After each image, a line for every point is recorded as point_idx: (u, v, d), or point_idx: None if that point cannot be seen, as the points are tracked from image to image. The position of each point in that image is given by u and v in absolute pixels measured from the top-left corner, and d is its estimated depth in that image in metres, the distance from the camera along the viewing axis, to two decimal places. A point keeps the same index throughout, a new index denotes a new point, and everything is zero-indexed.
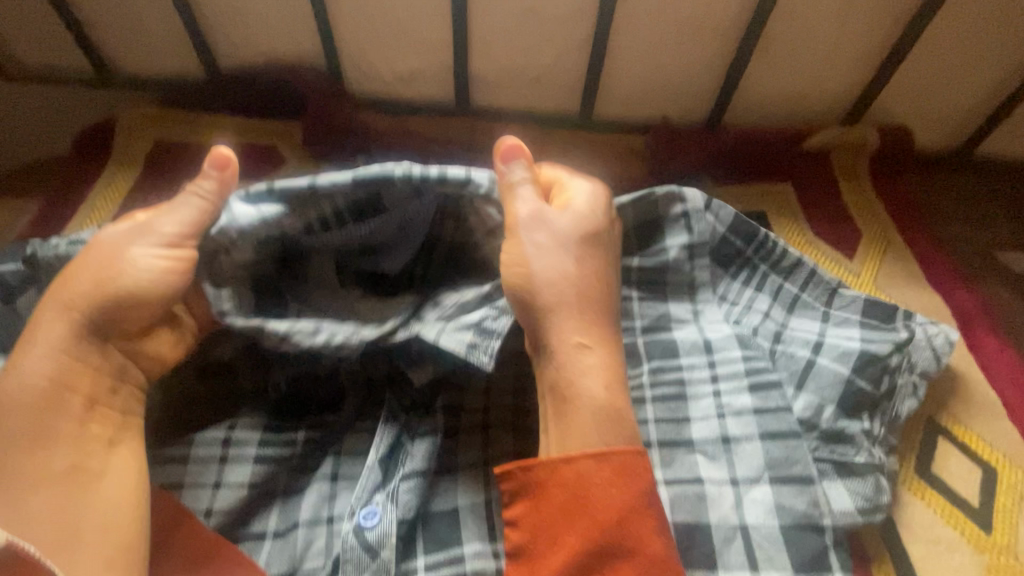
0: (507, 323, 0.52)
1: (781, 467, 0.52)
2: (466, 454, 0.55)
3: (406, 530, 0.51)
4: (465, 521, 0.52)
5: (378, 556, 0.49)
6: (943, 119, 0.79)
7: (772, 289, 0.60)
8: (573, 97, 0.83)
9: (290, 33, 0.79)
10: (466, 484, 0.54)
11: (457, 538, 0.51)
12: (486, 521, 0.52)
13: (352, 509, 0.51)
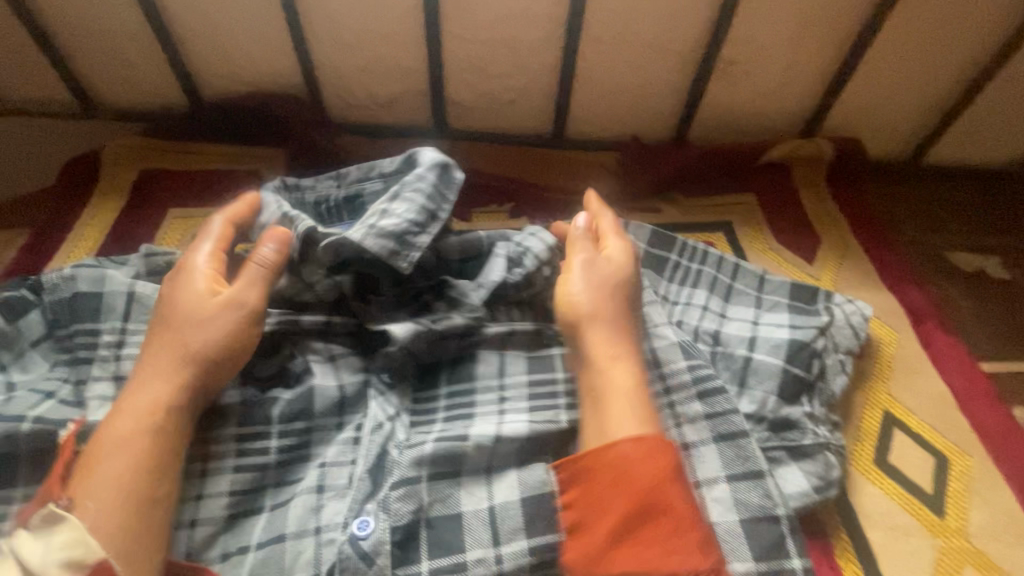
0: (393, 223, 0.58)
1: (736, 465, 0.55)
2: (462, 457, 0.56)
3: (401, 536, 0.52)
4: (469, 526, 0.53)
5: (373, 563, 0.51)
6: (892, 131, 0.84)
7: (708, 283, 0.68)
8: (545, 119, 0.87)
9: (271, 65, 0.82)
10: (467, 489, 0.54)
11: (460, 542, 0.52)
12: (490, 524, 0.53)
13: (344, 520, 0.53)
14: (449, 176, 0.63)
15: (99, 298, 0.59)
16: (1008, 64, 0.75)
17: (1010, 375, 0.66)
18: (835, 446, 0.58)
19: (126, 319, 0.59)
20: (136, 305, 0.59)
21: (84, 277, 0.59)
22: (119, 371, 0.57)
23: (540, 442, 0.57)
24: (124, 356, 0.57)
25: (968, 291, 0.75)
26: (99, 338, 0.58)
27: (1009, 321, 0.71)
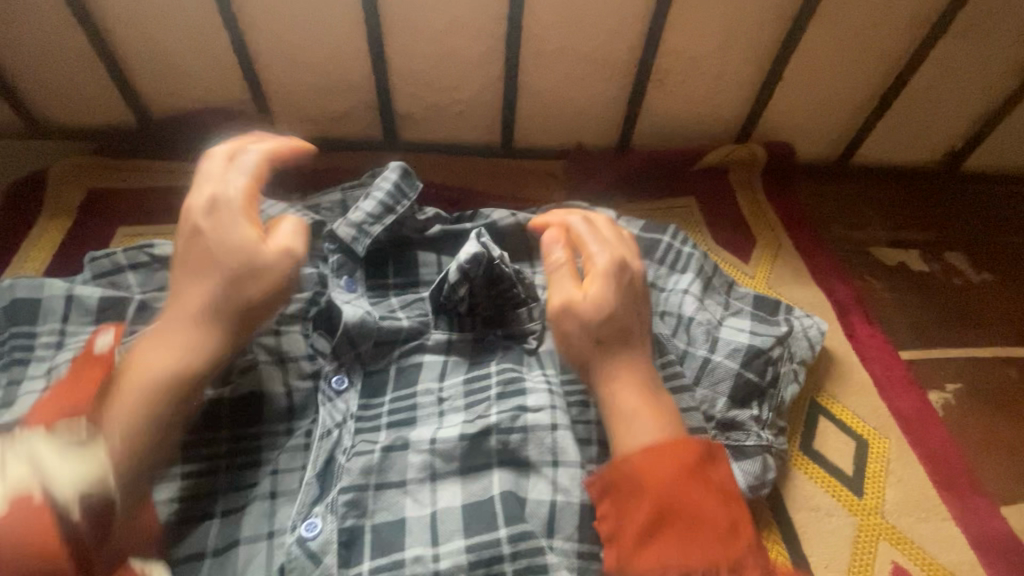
0: (355, 215, 0.69)
1: None
2: (409, 463, 0.57)
3: (346, 537, 0.54)
4: (410, 529, 0.54)
5: (320, 562, 0.52)
6: (820, 134, 0.89)
7: (693, 271, 0.69)
8: (493, 129, 0.89)
9: (218, 82, 0.83)
10: (414, 495, 0.56)
11: (401, 543, 0.54)
12: (430, 528, 0.54)
13: (293, 523, 0.54)
14: (409, 180, 0.73)
15: (38, 301, 0.61)
16: (920, 71, 0.80)
17: (926, 361, 0.71)
18: (776, 449, 0.60)
19: (65, 320, 0.61)
20: (75, 306, 0.62)
21: (23, 285, 0.61)
22: (51, 367, 0.58)
23: (474, 454, 0.57)
24: (59, 354, 0.60)
25: (892, 285, 0.79)
26: (37, 340, 0.60)
27: (927, 311, 0.77)
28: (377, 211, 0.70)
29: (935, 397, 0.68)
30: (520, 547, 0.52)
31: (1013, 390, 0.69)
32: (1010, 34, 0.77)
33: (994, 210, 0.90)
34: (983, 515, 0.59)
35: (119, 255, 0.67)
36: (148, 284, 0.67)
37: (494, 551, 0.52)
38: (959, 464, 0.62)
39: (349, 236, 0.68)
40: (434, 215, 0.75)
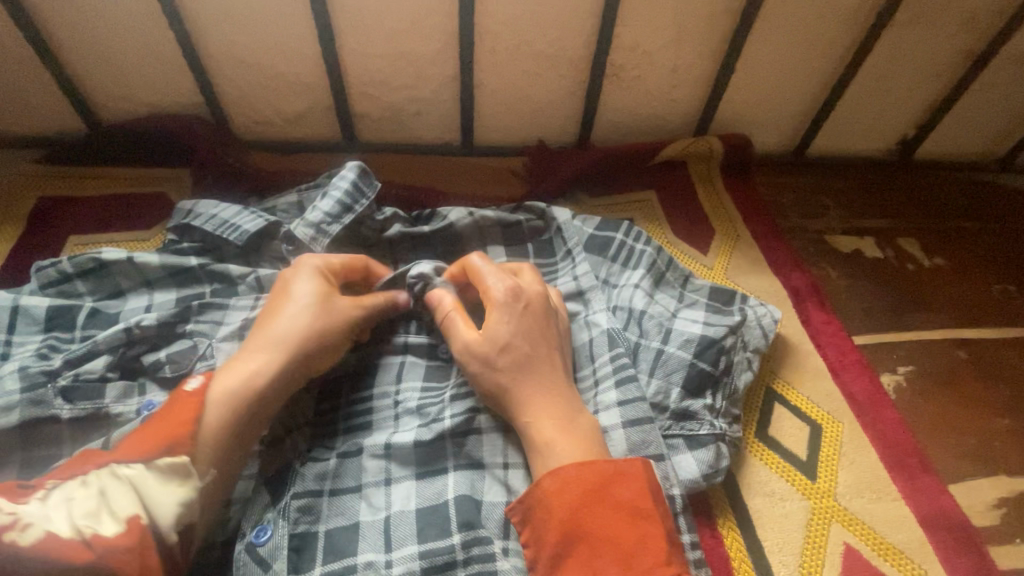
0: (314, 214, 0.71)
1: (640, 449, 0.57)
2: (365, 467, 0.57)
3: (298, 543, 0.53)
4: (364, 533, 0.54)
5: (270, 568, 0.51)
6: (776, 125, 0.90)
7: (645, 266, 0.70)
8: (453, 127, 0.89)
9: (170, 86, 0.82)
10: (369, 500, 0.55)
11: (355, 547, 0.53)
12: (384, 531, 0.53)
13: (244, 529, 0.53)
14: (366, 178, 0.75)
15: None
16: (868, 62, 0.82)
17: (879, 345, 0.73)
18: (730, 436, 0.61)
19: (10, 330, 0.61)
20: (20, 317, 0.62)
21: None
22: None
23: (430, 458, 0.57)
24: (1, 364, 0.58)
25: (847, 272, 0.81)
26: None
27: (881, 296, 0.78)
28: (335, 210, 0.72)
29: (887, 379, 0.70)
30: (473, 552, 0.52)
31: (963, 371, 0.71)
32: (951, 24, 0.78)
33: (945, 197, 0.93)
34: (932, 493, 0.60)
35: (65, 263, 0.67)
36: (99, 290, 0.67)
37: (447, 557, 0.51)
38: (910, 445, 0.63)
39: (305, 235, 0.70)
40: (392, 214, 0.76)
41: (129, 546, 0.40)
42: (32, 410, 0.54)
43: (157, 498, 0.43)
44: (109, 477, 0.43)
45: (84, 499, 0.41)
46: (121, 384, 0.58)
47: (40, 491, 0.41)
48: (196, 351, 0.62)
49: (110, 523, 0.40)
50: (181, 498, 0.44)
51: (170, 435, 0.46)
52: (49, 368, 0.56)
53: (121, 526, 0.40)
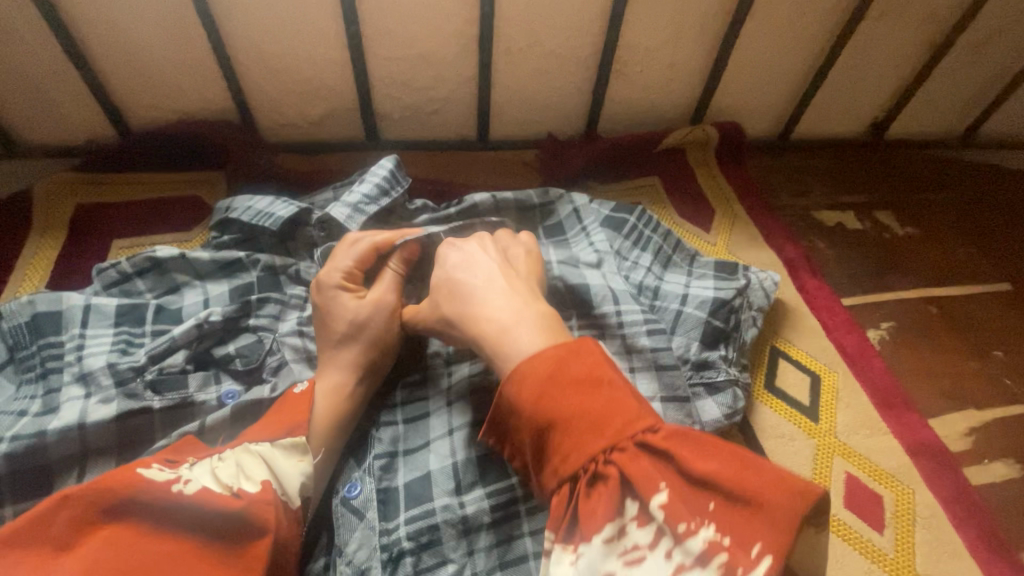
0: (353, 198, 0.78)
1: (671, 392, 0.66)
2: (432, 427, 0.65)
3: (384, 495, 0.61)
4: (435, 480, 0.61)
5: (365, 516, 0.60)
6: (764, 112, 0.99)
7: (652, 251, 0.78)
8: (469, 124, 0.95)
9: (202, 93, 0.86)
10: (436, 451, 0.63)
11: (429, 493, 0.60)
12: (452, 476, 0.61)
13: (339, 485, 0.62)
14: (397, 172, 0.82)
15: (59, 313, 0.63)
16: (843, 54, 0.91)
17: (864, 306, 0.83)
18: (743, 381, 0.69)
19: (83, 326, 0.64)
20: (91, 314, 0.65)
21: (42, 299, 0.63)
22: (81, 371, 0.61)
23: (484, 405, 0.65)
24: (85, 359, 0.62)
25: (831, 240, 0.91)
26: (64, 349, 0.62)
27: (864, 262, 0.88)
28: (373, 197, 0.79)
29: (873, 334, 0.79)
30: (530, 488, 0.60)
31: (935, 323, 0.81)
32: (917, 17, 0.88)
33: (913, 172, 1.03)
34: (915, 427, 0.70)
35: (124, 264, 0.71)
36: (158, 286, 0.72)
37: (509, 495, 0.59)
38: (895, 387, 0.73)
39: (344, 216, 0.76)
40: (423, 207, 0.83)
41: (267, 501, 0.51)
42: (127, 403, 0.60)
43: (283, 468, 0.55)
44: (243, 453, 0.55)
45: (225, 468, 0.52)
46: (200, 376, 0.65)
47: (189, 464, 0.53)
48: (262, 346, 0.68)
49: (250, 484, 0.52)
50: (301, 469, 0.55)
51: (288, 421, 0.58)
52: (136, 364, 0.62)
53: (257, 486, 0.52)
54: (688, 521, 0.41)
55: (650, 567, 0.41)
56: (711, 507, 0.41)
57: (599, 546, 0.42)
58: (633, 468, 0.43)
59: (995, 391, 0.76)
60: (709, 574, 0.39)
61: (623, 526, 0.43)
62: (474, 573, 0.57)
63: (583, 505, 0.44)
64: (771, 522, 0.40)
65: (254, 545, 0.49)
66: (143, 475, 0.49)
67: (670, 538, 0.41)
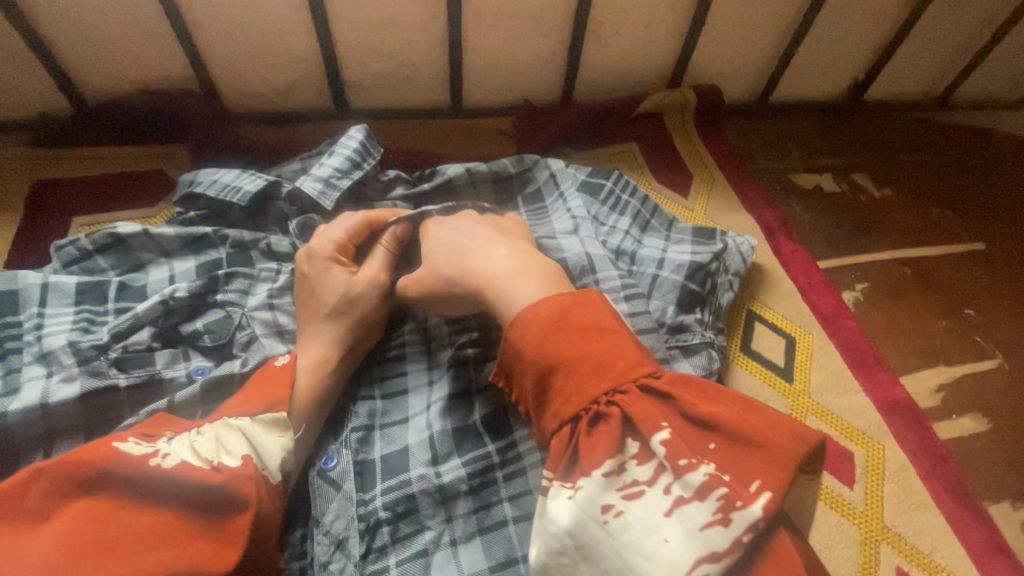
0: (323, 169, 0.76)
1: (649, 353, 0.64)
2: (412, 402, 0.65)
3: (361, 467, 0.61)
4: (413, 452, 0.61)
5: (341, 487, 0.60)
6: (742, 75, 0.97)
7: (630, 216, 0.77)
8: (442, 90, 0.93)
9: (160, 61, 0.82)
10: (414, 424, 0.63)
11: (406, 465, 0.60)
12: (430, 448, 0.61)
13: (315, 457, 0.62)
14: (368, 141, 0.79)
15: (15, 292, 0.62)
16: (822, 13, 0.89)
17: (840, 268, 0.83)
18: (718, 344, 0.70)
19: (42, 304, 0.62)
20: (50, 292, 0.63)
21: None
22: (42, 351, 0.59)
23: (462, 376, 0.64)
24: (46, 338, 0.60)
25: (808, 204, 0.90)
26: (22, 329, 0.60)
27: (840, 224, 0.88)
28: (344, 167, 0.76)
29: (848, 296, 0.80)
30: (508, 455, 0.60)
31: (909, 284, 0.82)
32: None
33: (892, 134, 1.03)
34: (887, 384, 0.71)
35: (84, 241, 0.68)
36: (121, 263, 0.69)
37: (487, 461, 0.60)
38: (868, 347, 0.74)
39: (314, 189, 0.74)
40: (395, 177, 0.80)
41: (247, 475, 0.50)
42: (91, 381, 0.59)
43: (264, 444, 0.54)
44: (221, 428, 0.54)
45: (204, 443, 0.52)
46: (167, 352, 0.63)
47: (166, 437, 0.52)
48: (232, 321, 0.66)
49: (230, 458, 0.51)
50: (282, 445, 0.55)
51: (270, 395, 0.57)
52: (99, 342, 0.61)
53: (237, 460, 0.51)
54: (689, 456, 0.43)
55: (648, 501, 0.42)
56: (711, 447, 0.43)
57: (599, 479, 0.43)
58: (637, 409, 0.45)
59: (966, 348, 0.77)
60: (709, 505, 0.41)
61: (623, 463, 0.44)
62: (452, 540, 0.57)
63: (582, 442, 0.45)
64: (770, 461, 0.42)
65: (235, 519, 0.49)
66: (119, 449, 0.48)
67: (670, 473, 0.43)
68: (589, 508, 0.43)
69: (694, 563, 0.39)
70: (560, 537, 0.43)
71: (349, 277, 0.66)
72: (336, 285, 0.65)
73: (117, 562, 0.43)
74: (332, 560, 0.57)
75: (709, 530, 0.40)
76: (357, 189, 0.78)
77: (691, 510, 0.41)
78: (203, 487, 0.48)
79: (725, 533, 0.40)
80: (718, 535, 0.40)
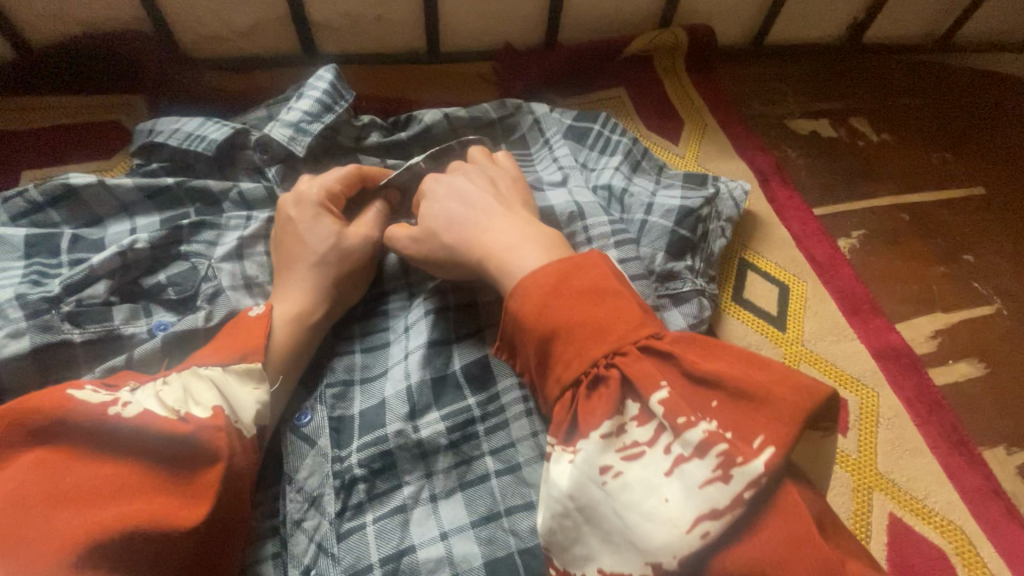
0: (292, 113, 0.70)
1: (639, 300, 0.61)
2: (392, 356, 0.62)
3: (337, 423, 0.59)
4: (391, 407, 0.58)
5: (316, 444, 0.57)
6: (737, 15, 0.92)
7: (620, 155, 0.73)
8: (418, 33, 0.87)
9: (108, 0, 0.75)
10: (393, 379, 0.60)
11: (383, 420, 0.57)
12: (408, 402, 0.58)
13: (290, 413, 0.59)
14: (339, 82, 0.73)
15: None
16: None
17: (837, 215, 0.80)
18: (710, 292, 0.66)
19: None
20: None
21: None
22: None
23: (444, 328, 0.61)
24: None
25: (805, 151, 0.86)
26: None
27: (837, 170, 0.85)
28: (316, 110, 0.71)
29: (844, 243, 0.77)
30: (489, 409, 0.57)
31: (907, 230, 0.79)
32: None
33: (892, 77, 0.98)
34: (882, 331, 0.69)
35: (32, 192, 0.63)
36: (74, 215, 0.64)
37: (468, 415, 0.57)
38: (864, 294, 0.72)
39: (283, 135, 0.69)
40: (370, 122, 0.75)
41: (219, 427, 0.47)
42: (42, 336, 0.55)
43: (236, 395, 0.50)
44: (191, 378, 0.50)
45: (171, 394, 0.48)
46: (126, 307, 0.59)
47: (130, 388, 0.48)
48: (197, 273, 0.62)
49: (199, 409, 0.47)
50: (257, 396, 0.51)
51: (242, 345, 0.53)
52: (50, 295, 0.57)
53: (208, 412, 0.47)
54: (688, 415, 0.40)
55: (649, 461, 0.40)
56: (713, 405, 0.40)
57: (598, 440, 0.41)
58: (636, 370, 0.42)
59: (964, 295, 0.74)
60: (707, 464, 0.38)
61: (622, 425, 0.42)
62: (432, 495, 0.55)
63: (582, 405, 0.43)
64: (775, 416, 0.38)
65: (206, 473, 0.46)
66: (75, 397, 0.44)
67: (670, 433, 0.40)
68: (588, 470, 0.41)
69: (694, 522, 0.37)
70: (561, 501, 0.41)
71: (319, 227, 0.62)
72: (307, 235, 0.61)
73: (68, 519, 0.40)
74: (307, 517, 0.55)
75: (709, 488, 0.37)
76: (327, 135, 0.72)
77: (691, 468, 0.38)
78: (163, 441, 0.45)
79: (725, 490, 0.37)
80: (718, 492, 0.37)
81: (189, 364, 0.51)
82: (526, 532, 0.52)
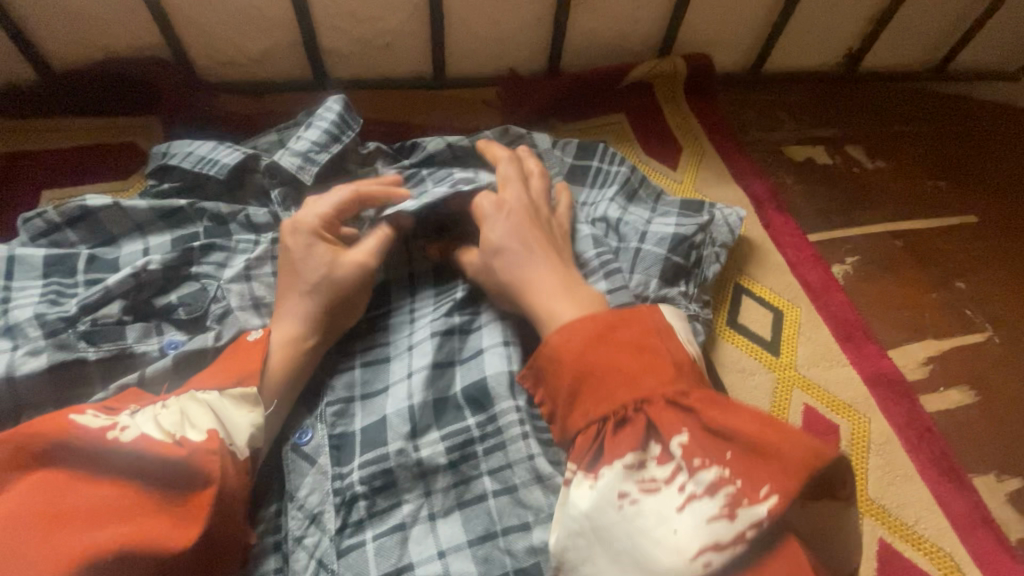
0: (301, 142, 0.73)
1: None
2: (393, 373, 0.63)
3: (337, 441, 0.60)
4: (390, 424, 0.60)
5: (317, 461, 0.59)
6: (735, 43, 0.94)
7: (617, 183, 0.75)
8: (425, 59, 0.89)
9: (128, 28, 0.79)
10: (393, 395, 0.61)
11: (383, 437, 0.59)
12: (408, 420, 0.59)
13: (292, 430, 0.61)
14: (347, 112, 0.76)
15: None
16: None
17: (831, 241, 0.81)
18: (703, 318, 0.68)
19: (8, 278, 0.61)
20: (17, 265, 0.62)
21: None
22: (8, 324, 0.58)
23: (444, 347, 0.63)
24: (12, 311, 0.59)
25: (799, 178, 0.88)
26: None
27: (830, 198, 0.86)
28: (325, 139, 0.73)
29: (837, 269, 0.79)
30: (488, 429, 0.59)
31: (900, 257, 0.81)
32: None
33: (886, 104, 1.00)
34: (874, 357, 0.70)
35: (51, 213, 0.66)
36: (89, 236, 0.67)
37: (466, 435, 0.58)
38: (855, 321, 0.73)
39: (292, 163, 0.71)
40: (376, 148, 0.78)
41: (213, 450, 0.48)
42: (58, 354, 0.57)
43: (232, 420, 0.52)
44: (188, 401, 0.51)
45: (169, 418, 0.49)
46: (140, 326, 0.62)
47: (131, 410, 0.50)
48: (207, 293, 0.65)
49: (194, 432, 0.49)
50: (251, 419, 0.53)
51: (238, 370, 0.55)
52: (66, 315, 0.59)
53: (203, 435, 0.49)
54: (701, 457, 0.41)
55: (662, 496, 0.41)
56: (728, 455, 0.41)
57: (618, 469, 0.43)
58: (660, 417, 0.44)
59: (955, 323, 0.76)
60: (716, 503, 0.39)
61: (643, 460, 0.44)
62: (430, 514, 0.56)
63: (607, 439, 0.45)
64: (780, 468, 0.39)
65: (200, 494, 0.47)
66: (76, 421, 0.46)
67: (686, 473, 0.42)
68: (606, 494, 0.43)
69: (698, 551, 0.38)
70: (578, 520, 0.43)
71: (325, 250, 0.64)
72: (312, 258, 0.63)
73: (74, 538, 0.42)
74: (307, 534, 0.56)
75: (715, 523, 0.39)
76: (336, 160, 0.75)
77: (702, 504, 0.40)
78: (167, 461, 0.47)
79: (730, 527, 0.38)
80: (724, 528, 0.39)
81: (183, 390, 0.53)
82: (521, 552, 0.54)
